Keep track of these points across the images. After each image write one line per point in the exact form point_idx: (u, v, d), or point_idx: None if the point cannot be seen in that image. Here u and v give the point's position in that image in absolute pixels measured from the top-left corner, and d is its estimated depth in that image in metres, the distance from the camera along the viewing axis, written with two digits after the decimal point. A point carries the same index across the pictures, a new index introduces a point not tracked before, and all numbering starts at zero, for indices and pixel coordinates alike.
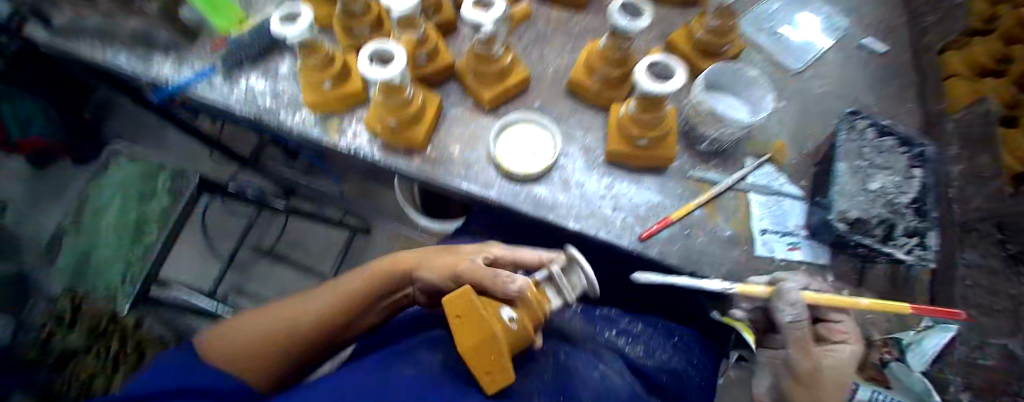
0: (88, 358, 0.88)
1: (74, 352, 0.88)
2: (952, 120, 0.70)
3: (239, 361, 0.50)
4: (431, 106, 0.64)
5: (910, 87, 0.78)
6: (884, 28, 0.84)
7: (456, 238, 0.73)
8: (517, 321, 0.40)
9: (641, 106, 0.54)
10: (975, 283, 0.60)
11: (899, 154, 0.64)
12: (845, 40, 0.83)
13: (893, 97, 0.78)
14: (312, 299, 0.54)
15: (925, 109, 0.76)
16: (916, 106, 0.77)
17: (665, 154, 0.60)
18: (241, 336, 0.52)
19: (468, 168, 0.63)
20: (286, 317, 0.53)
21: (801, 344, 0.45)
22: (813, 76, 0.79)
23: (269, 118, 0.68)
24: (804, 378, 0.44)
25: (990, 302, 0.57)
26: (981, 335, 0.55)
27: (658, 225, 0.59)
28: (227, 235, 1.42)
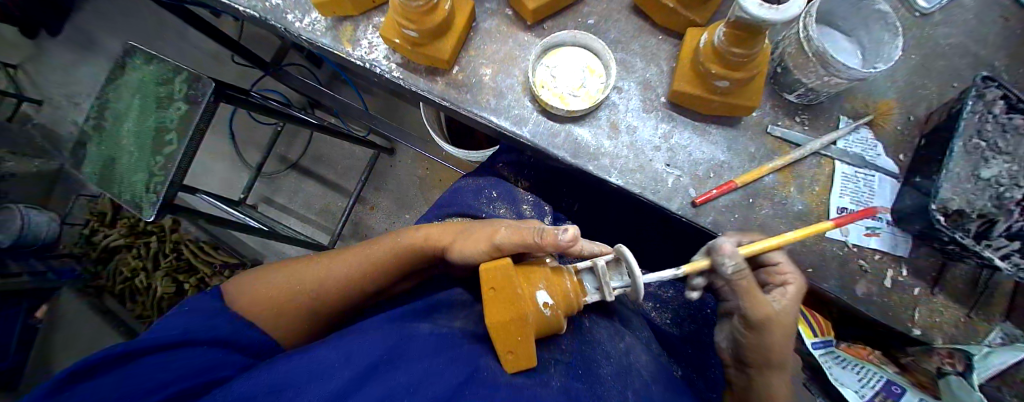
0: (129, 258, 1.14)
1: (116, 249, 1.15)
2: None
3: (266, 311, 0.48)
4: (459, 18, 0.52)
5: None
6: None
7: (476, 176, 0.64)
8: (551, 308, 0.38)
9: (731, 37, 0.43)
10: None
11: None
12: None
13: None
14: (341, 259, 0.52)
15: None
16: None
17: (747, 102, 0.48)
18: (270, 285, 0.50)
19: (502, 97, 0.53)
20: (315, 275, 0.51)
21: (751, 294, 0.41)
22: (944, 20, 0.62)
23: (273, 19, 0.59)
24: (755, 326, 0.42)
25: None
26: None
27: (717, 190, 0.50)
28: (256, 144, 1.39)
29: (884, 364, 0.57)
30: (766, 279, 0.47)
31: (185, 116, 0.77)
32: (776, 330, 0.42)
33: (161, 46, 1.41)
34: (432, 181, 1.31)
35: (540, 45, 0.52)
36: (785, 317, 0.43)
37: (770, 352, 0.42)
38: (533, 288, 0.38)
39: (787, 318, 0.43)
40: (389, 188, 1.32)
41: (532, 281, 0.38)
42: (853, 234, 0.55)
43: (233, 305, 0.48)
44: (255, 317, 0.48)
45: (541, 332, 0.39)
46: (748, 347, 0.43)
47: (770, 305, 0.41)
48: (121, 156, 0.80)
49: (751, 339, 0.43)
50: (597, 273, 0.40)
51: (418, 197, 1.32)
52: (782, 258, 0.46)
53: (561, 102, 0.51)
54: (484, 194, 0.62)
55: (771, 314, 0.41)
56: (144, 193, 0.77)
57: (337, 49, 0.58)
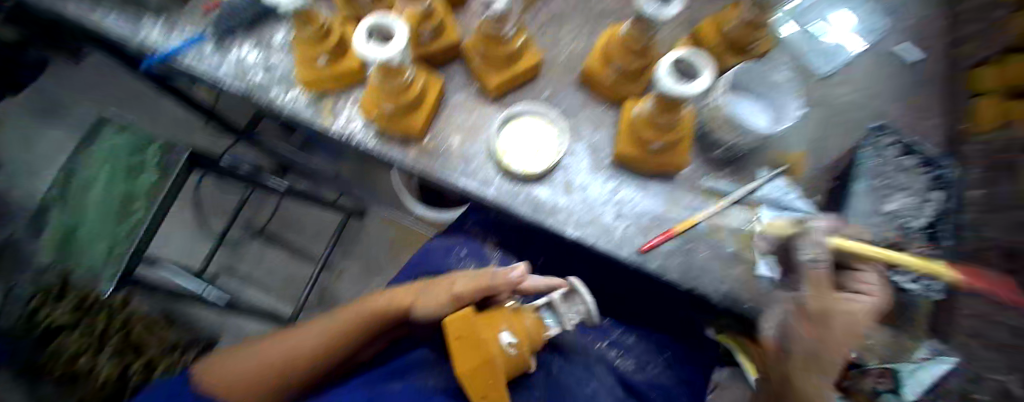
0: (70, 339, 0.83)
1: (60, 328, 0.83)
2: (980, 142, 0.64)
3: (241, 389, 0.51)
4: (430, 94, 0.60)
5: (938, 100, 0.73)
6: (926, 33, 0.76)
7: (449, 235, 0.70)
8: (516, 347, 0.44)
9: (661, 106, 0.50)
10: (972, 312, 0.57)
11: (921, 173, 0.63)
12: (882, 43, 0.76)
13: (920, 110, 0.73)
14: (309, 330, 0.54)
15: (951, 126, 0.70)
16: (942, 122, 0.71)
17: (678, 160, 0.57)
18: (243, 361, 0.53)
19: (469, 162, 0.60)
20: (286, 347, 0.53)
21: (817, 285, 0.40)
22: (840, 81, 0.74)
23: (260, 95, 0.67)
24: (813, 318, 0.39)
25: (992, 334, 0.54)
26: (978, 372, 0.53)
27: (660, 238, 0.57)
28: (223, 209, 1.41)
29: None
30: (847, 281, 0.51)
31: (155, 186, 0.86)
32: (833, 329, 0.38)
33: (140, 109, 1.45)
34: (403, 240, 1.37)
35: (502, 117, 0.60)
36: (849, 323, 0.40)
37: (819, 354, 0.38)
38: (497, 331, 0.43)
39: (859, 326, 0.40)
40: (360, 249, 1.37)
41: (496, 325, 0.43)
42: None
43: (213, 390, 0.52)
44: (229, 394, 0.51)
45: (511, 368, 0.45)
46: (795, 343, 0.41)
47: (831, 299, 0.39)
48: (84, 226, 0.81)
49: (802, 344, 0.40)
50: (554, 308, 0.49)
51: (389, 261, 1.36)
52: (865, 268, 0.50)
53: (521, 162, 0.58)
54: (454, 252, 0.68)
55: (829, 309, 0.38)
56: (105, 262, 0.83)
57: (318, 121, 0.64)
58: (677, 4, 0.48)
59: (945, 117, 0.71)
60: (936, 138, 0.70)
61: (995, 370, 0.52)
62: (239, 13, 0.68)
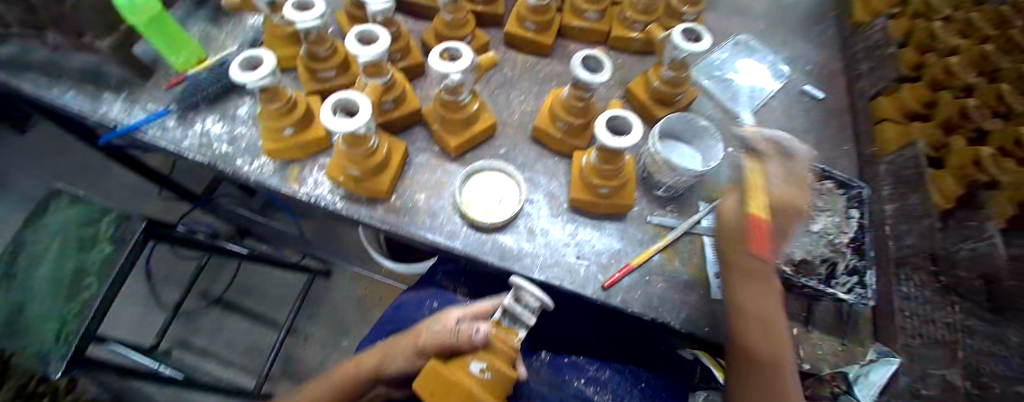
0: None
1: None
2: (884, 162, 0.76)
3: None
4: (395, 157, 0.64)
5: (847, 130, 0.86)
6: (825, 77, 0.92)
7: (419, 290, 0.72)
8: (489, 369, 0.45)
9: (603, 157, 0.58)
10: (912, 313, 0.64)
11: (838, 196, 0.72)
12: (789, 86, 0.90)
13: (832, 139, 0.84)
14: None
15: (860, 151, 0.82)
16: (852, 148, 0.84)
17: (626, 201, 0.63)
18: None
19: (435, 216, 0.63)
20: None
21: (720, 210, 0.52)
22: (757, 120, 0.85)
23: (223, 164, 0.68)
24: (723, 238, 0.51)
25: (929, 331, 0.61)
26: (922, 367, 0.60)
27: (620, 273, 0.61)
28: (177, 282, 1.34)
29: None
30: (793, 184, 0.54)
31: (110, 258, 0.80)
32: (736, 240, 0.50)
33: (88, 181, 1.39)
34: (373, 300, 1.33)
35: (463, 173, 0.65)
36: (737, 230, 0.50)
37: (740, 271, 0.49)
38: (466, 364, 0.45)
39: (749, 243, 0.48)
40: (325, 313, 1.31)
41: (463, 361, 0.45)
42: None
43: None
44: None
45: (498, 393, 0.45)
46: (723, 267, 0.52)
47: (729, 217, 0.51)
48: (34, 303, 0.75)
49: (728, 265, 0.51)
50: (512, 314, 0.51)
51: (358, 320, 1.31)
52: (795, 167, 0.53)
53: (484, 214, 0.62)
54: (426, 304, 0.70)
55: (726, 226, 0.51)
56: (53, 346, 0.73)
57: (284, 187, 0.66)
58: (606, 73, 0.59)
59: (853, 144, 0.84)
60: (849, 163, 0.82)
61: (936, 364, 0.59)
62: (204, 87, 0.72)
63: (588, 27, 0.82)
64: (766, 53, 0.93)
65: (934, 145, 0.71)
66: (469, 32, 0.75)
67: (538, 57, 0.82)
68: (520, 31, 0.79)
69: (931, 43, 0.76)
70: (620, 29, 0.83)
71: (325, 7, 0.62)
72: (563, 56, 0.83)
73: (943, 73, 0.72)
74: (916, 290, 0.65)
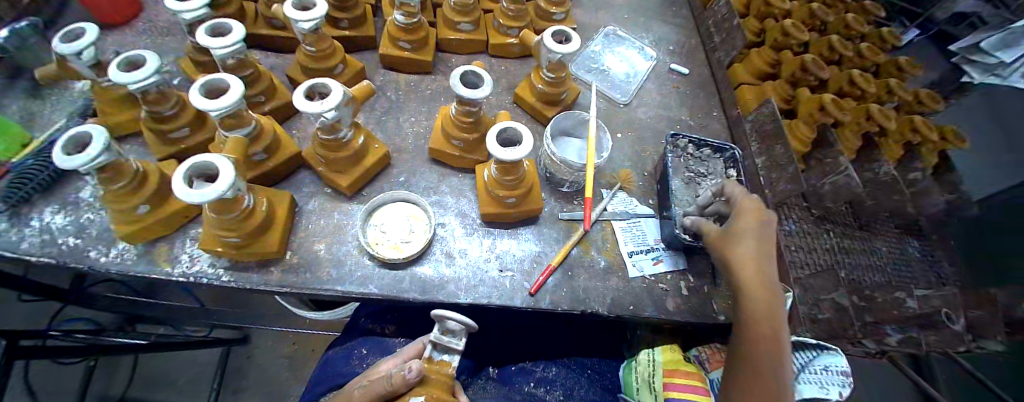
0: None
1: None
2: (749, 121, 0.87)
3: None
4: (280, 213, 0.59)
5: (713, 96, 0.97)
6: (685, 53, 1.03)
7: (338, 345, 0.66)
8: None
9: (501, 168, 0.59)
10: (797, 247, 0.78)
11: (716, 159, 0.82)
12: (658, 66, 1.00)
13: (703, 107, 0.95)
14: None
15: (727, 114, 0.94)
16: (721, 112, 0.95)
17: (534, 205, 0.65)
18: None
19: (342, 264, 0.59)
20: None
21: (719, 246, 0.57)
22: (638, 103, 0.93)
23: (72, 259, 0.57)
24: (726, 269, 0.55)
25: (812, 260, 0.77)
26: (814, 293, 0.70)
27: (543, 276, 0.63)
28: (61, 393, 1.10)
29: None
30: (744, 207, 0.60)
31: None
32: (739, 272, 0.53)
33: None
34: (306, 354, 1.21)
35: (363, 211, 0.61)
36: (760, 263, 0.53)
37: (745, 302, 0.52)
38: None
39: (748, 273, 0.52)
40: (253, 383, 1.16)
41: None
42: (647, 267, 0.70)
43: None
44: None
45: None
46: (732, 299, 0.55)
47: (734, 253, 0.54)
48: None
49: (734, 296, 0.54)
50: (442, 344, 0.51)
51: (293, 380, 1.18)
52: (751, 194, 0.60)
53: (397, 251, 0.60)
54: (354, 354, 0.64)
55: (728, 258, 0.55)
56: None
57: (154, 271, 0.57)
58: (486, 88, 0.59)
59: (721, 109, 0.95)
60: (720, 126, 0.93)
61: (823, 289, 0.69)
62: (34, 176, 0.60)
63: (464, 38, 0.84)
64: (633, 41, 1.03)
65: (784, 97, 0.92)
66: (339, 61, 0.73)
67: (422, 74, 0.82)
68: (396, 52, 0.78)
69: (768, 10, 1.00)
70: (496, 36, 0.86)
71: (157, 60, 0.56)
72: (446, 69, 0.84)
73: (781, 35, 0.94)
74: (797, 226, 0.81)
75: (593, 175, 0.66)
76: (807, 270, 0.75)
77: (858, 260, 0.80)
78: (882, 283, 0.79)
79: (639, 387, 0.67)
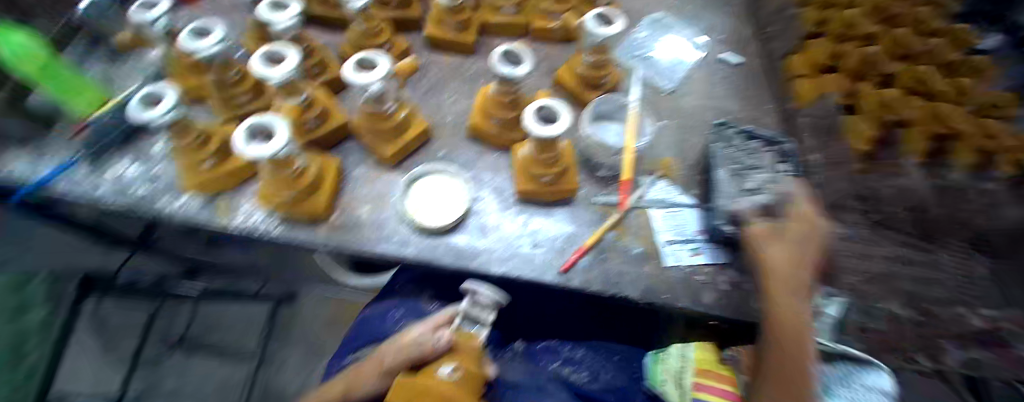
0: None
1: None
2: (805, 114, 0.81)
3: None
4: (329, 176, 0.62)
5: (768, 87, 0.91)
6: (738, 42, 0.98)
7: (381, 303, 0.70)
8: (457, 371, 0.46)
9: (537, 146, 0.59)
10: (851, 252, 0.69)
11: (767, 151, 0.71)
12: (708, 56, 0.95)
13: (755, 99, 0.90)
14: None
15: (782, 107, 0.88)
16: (776, 105, 0.89)
17: (571, 185, 0.64)
18: None
19: (382, 228, 0.61)
20: None
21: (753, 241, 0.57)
22: (685, 92, 0.89)
23: (142, 206, 0.62)
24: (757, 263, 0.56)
25: (867, 267, 0.68)
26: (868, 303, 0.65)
27: (576, 255, 0.62)
28: (127, 331, 1.21)
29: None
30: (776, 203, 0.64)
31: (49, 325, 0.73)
32: (773, 269, 0.54)
33: None
34: (342, 317, 1.27)
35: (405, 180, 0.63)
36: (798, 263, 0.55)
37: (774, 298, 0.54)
38: (435, 371, 0.46)
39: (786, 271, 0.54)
40: (294, 340, 1.24)
41: (433, 370, 0.46)
42: (684, 258, 0.66)
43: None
44: None
45: (471, 390, 0.46)
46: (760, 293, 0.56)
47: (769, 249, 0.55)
48: None
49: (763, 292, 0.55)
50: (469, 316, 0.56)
51: (331, 339, 1.25)
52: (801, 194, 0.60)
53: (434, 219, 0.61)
54: (392, 315, 0.68)
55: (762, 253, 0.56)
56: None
57: (214, 222, 0.61)
58: (527, 66, 0.60)
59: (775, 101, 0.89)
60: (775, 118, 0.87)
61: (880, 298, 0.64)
62: (108, 132, 0.67)
63: (507, 20, 0.83)
64: (682, 29, 0.99)
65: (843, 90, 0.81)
66: (386, 40, 0.75)
67: (465, 55, 0.82)
68: (440, 33, 0.80)
69: None
70: (539, 18, 0.84)
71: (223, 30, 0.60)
72: (488, 49, 0.84)
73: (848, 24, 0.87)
74: (854, 231, 0.71)
75: (630, 161, 0.68)
76: (861, 278, 0.67)
77: (923, 275, 0.67)
78: (944, 299, 0.65)
79: (665, 378, 0.66)
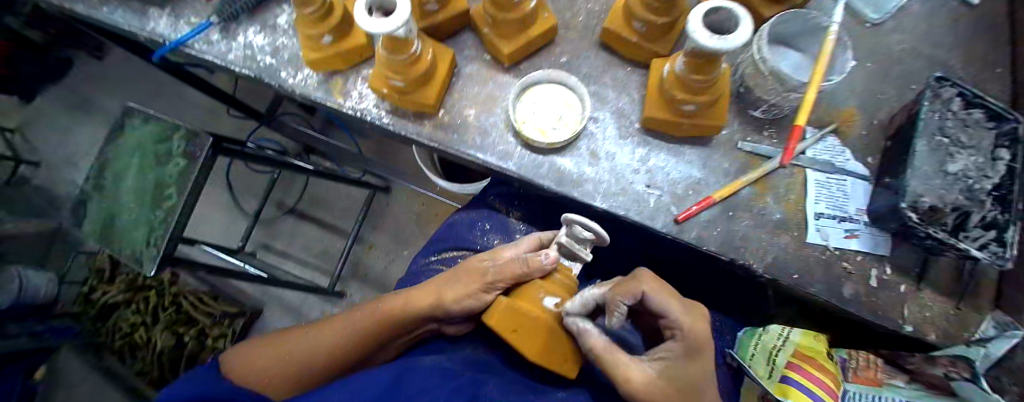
0: (126, 313, 1.23)
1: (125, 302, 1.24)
2: None
3: (274, 385, 0.54)
4: (442, 67, 0.56)
5: None
6: None
7: (468, 211, 0.70)
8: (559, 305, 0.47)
9: (693, 66, 0.45)
10: None
11: (984, 130, 0.53)
12: None
13: (1007, 47, 0.63)
14: (322, 329, 0.57)
15: None
16: None
17: (714, 121, 0.52)
18: (269, 355, 0.55)
19: (487, 135, 0.57)
20: (311, 342, 0.55)
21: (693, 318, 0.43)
22: (897, 25, 0.65)
23: (268, 76, 0.64)
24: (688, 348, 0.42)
25: None
26: None
27: (697, 206, 0.53)
28: (252, 191, 1.41)
29: (893, 378, 0.52)
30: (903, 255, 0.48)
31: (183, 172, 0.81)
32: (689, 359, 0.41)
33: (160, 105, 1.49)
34: (426, 217, 1.34)
35: (518, 86, 0.55)
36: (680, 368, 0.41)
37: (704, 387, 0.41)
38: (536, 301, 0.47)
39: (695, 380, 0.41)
40: (385, 227, 1.35)
41: (534, 296, 0.48)
42: (833, 237, 0.55)
43: (250, 386, 0.53)
44: (251, 379, 0.53)
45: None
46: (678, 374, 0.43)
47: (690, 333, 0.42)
48: (122, 213, 0.83)
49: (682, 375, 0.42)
50: (568, 248, 0.51)
51: (415, 233, 1.34)
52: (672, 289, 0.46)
53: (542, 135, 0.54)
54: (478, 226, 0.68)
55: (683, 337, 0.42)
56: (145, 248, 0.79)
57: (329, 101, 0.62)
58: None
59: None
60: None
61: None
62: None
63: None
64: None
65: None
66: None
67: None
68: None
69: None
70: None
71: None
72: None
73: None
74: None
75: (814, 98, 0.50)
76: None
77: None
78: None
79: (754, 356, 0.57)
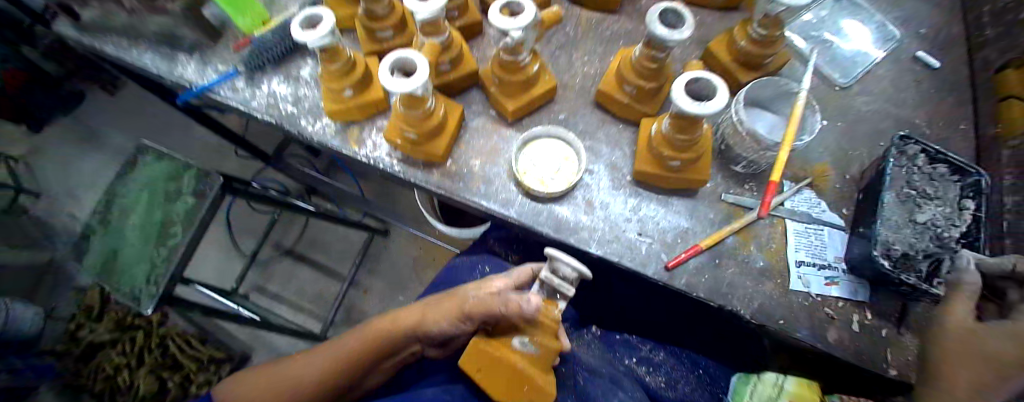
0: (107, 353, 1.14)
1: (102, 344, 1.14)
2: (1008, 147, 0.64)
3: None
4: (451, 121, 0.62)
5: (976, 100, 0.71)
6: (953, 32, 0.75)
7: (470, 255, 0.73)
8: (532, 343, 0.47)
9: (676, 125, 0.51)
10: None
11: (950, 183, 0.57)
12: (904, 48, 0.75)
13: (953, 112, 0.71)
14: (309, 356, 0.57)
15: None
16: None
17: (699, 175, 0.57)
18: (257, 386, 0.56)
19: (490, 183, 0.61)
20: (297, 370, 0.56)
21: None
22: (861, 90, 0.72)
23: (289, 124, 0.70)
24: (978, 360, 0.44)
25: None
26: None
27: (686, 253, 0.57)
28: (251, 231, 1.45)
29: None
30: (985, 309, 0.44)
31: (190, 210, 0.87)
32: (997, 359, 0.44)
33: (172, 143, 1.56)
34: (424, 260, 1.37)
35: (520, 139, 0.61)
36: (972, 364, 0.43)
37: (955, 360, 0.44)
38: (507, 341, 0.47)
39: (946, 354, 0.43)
40: (383, 270, 1.38)
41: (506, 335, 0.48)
42: (814, 284, 0.58)
43: None
44: None
45: (544, 366, 0.47)
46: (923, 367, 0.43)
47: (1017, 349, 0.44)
48: (127, 250, 0.85)
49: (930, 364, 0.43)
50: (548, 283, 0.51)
51: (412, 277, 1.36)
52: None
53: (542, 184, 0.59)
54: (478, 268, 0.70)
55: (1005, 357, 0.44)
56: (145, 286, 0.81)
57: (345, 149, 0.67)
58: (686, 29, 0.49)
59: None
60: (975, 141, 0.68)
61: None
62: (271, 48, 0.72)
63: None
64: (872, 13, 0.77)
65: None
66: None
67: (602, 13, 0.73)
68: None
69: None
70: None
71: None
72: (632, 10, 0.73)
73: None
74: None
75: (785, 157, 0.55)
76: None
77: None
78: None
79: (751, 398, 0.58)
